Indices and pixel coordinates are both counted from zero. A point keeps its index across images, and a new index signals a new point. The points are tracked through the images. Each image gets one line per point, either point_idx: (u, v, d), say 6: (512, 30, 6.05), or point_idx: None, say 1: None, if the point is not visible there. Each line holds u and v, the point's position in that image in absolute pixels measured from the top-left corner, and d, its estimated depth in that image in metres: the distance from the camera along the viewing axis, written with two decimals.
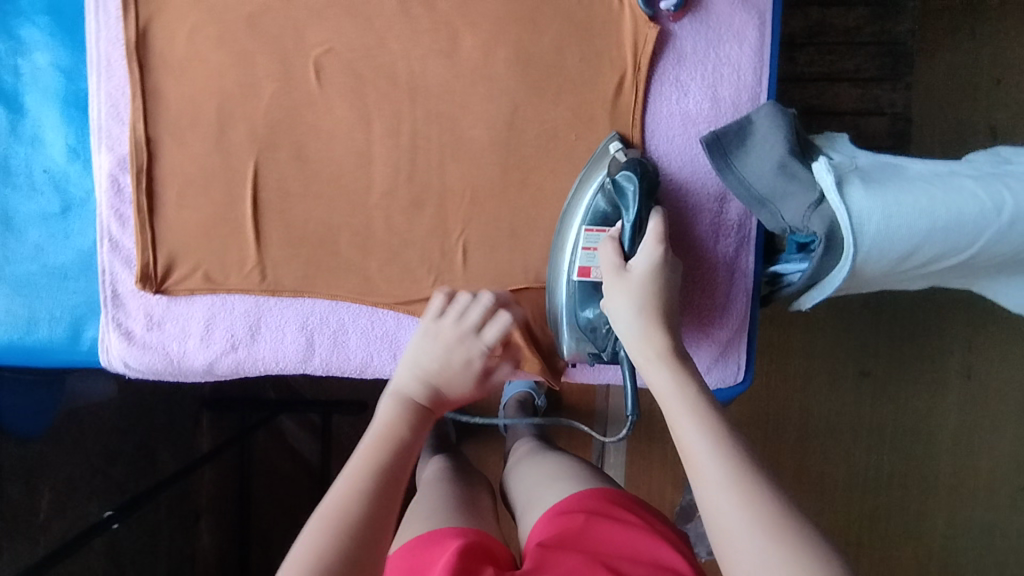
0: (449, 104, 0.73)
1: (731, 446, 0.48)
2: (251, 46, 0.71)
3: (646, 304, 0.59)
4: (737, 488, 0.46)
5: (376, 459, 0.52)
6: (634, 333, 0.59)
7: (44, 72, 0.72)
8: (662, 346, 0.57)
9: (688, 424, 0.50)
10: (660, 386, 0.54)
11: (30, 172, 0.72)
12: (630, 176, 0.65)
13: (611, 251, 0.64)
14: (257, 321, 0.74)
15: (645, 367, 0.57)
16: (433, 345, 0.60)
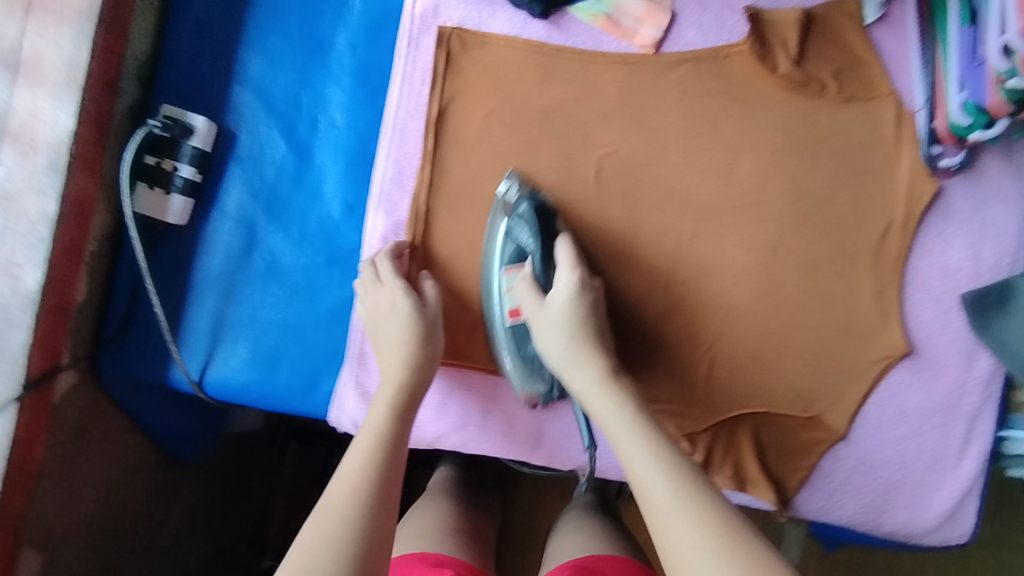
0: (716, 221, 0.75)
1: (668, 452, 0.55)
2: (541, 138, 0.74)
3: (584, 336, 0.65)
4: (680, 491, 0.52)
5: (371, 462, 0.57)
6: (573, 364, 0.64)
7: (338, 130, 0.75)
8: (598, 369, 0.63)
9: (631, 438, 0.57)
10: (608, 417, 0.60)
11: (304, 221, 0.75)
12: (526, 206, 0.70)
13: (529, 289, 0.68)
14: (493, 403, 0.75)
15: (586, 396, 0.63)
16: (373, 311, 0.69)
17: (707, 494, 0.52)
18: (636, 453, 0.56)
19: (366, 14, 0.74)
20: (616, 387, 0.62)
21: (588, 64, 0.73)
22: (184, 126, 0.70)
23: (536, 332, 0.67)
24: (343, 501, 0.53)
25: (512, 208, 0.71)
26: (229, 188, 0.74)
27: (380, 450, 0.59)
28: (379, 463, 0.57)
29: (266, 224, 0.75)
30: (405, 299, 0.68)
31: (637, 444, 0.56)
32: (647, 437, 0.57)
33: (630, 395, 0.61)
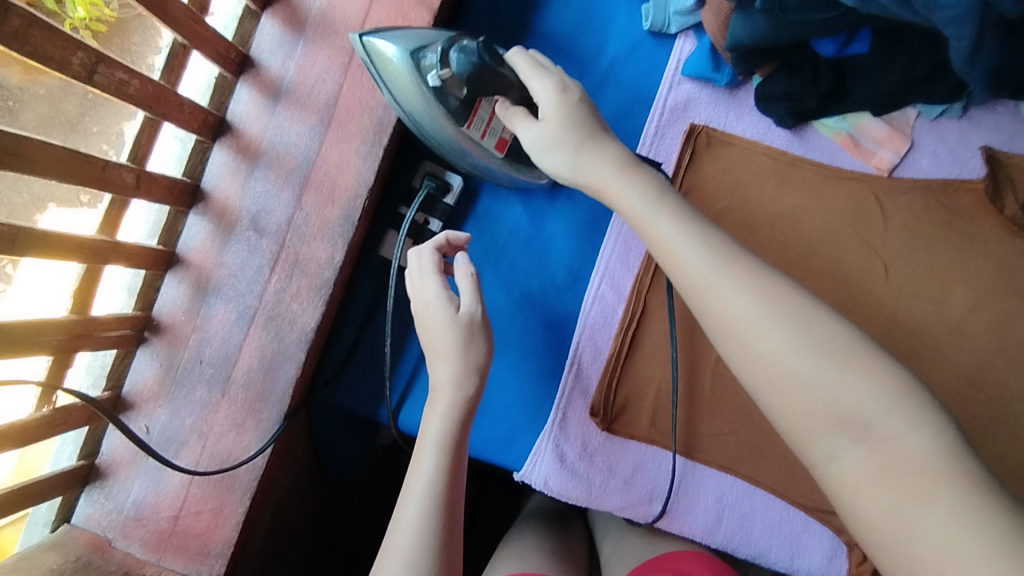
0: (919, 344, 0.78)
1: (804, 326, 0.47)
2: (766, 240, 0.77)
3: (623, 174, 0.56)
4: (781, 327, 0.47)
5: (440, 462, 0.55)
6: (682, 252, 0.52)
7: (575, 202, 0.78)
8: (682, 219, 0.53)
9: (755, 307, 0.48)
10: (731, 297, 0.49)
11: (527, 283, 0.78)
12: (460, 54, 0.59)
13: (522, 123, 0.61)
14: (678, 482, 0.78)
15: (695, 295, 0.51)
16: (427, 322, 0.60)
17: (881, 389, 0.44)
18: (802, 368, 0.45)
19: (619, 97, 0.78)
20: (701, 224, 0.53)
21: (822, 177, 0.77)
22: (444, 184, 0.73)
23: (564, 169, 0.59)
24: (412, 526, 0.51)
25: (456, 77, 0.59)
26: None
27: (448, 443, 0.56)
28: (436, 513, 0.52)
29: (489, 277, 0.78)
30: (438, 294, 0.59)
31: (768, 318, 0.47)
32: (783, 317, 0.47)
33: (776, 303, 0.48)
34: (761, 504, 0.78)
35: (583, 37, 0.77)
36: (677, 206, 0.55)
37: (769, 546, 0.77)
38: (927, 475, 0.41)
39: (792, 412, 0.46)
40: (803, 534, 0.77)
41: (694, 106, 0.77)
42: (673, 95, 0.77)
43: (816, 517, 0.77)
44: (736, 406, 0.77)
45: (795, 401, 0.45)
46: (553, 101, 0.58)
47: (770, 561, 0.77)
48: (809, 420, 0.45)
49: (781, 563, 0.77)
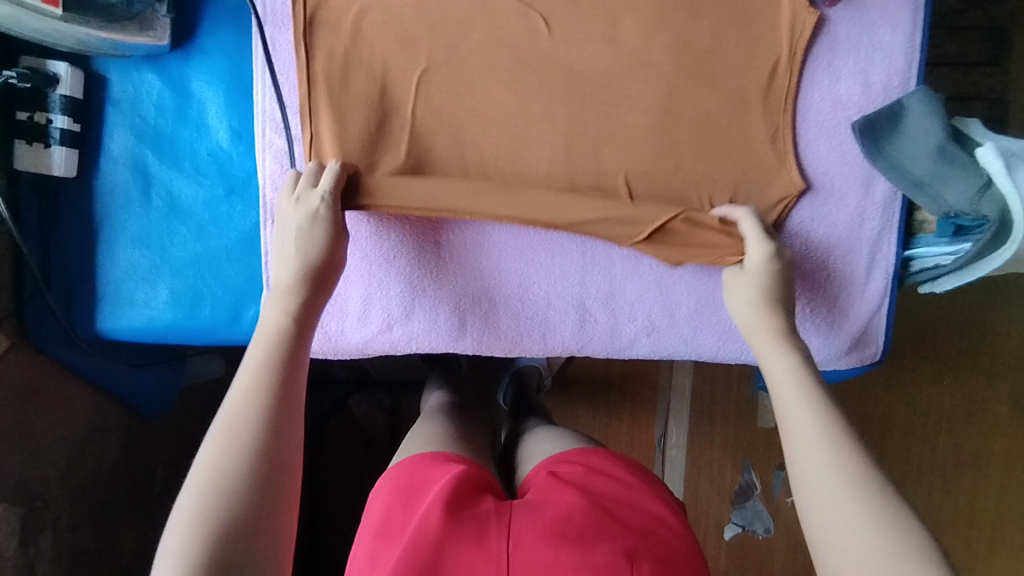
0: (605, 90, 0.75)
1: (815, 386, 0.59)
2: (415, 31, 0.73)
3: (771, 315, 0.66)
4: (833, 443, 0.54)
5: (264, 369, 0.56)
6: (762, 331, 0.65)
7: (210, 55, 0.73)
8: (777, 324, 0.65)
9: (781, 366, 0.61)
10: (779, 373, 0.61)
11: (195, 155, 0.74)
12: None
13: (752, 222, 0.71)
14: (413, 302, 0.77)
15: (762, 347, 0.64)
16: (285, 231, 0.65)
17: (852, 444, 0.54)
18: (788, 374, 0.60)
19: None
20: (776, 314, 0.66)
21: None
22: (46, 75, 0.68)
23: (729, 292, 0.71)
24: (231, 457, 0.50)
25: None
26: (112, 134, 0.73)
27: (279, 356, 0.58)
28: (252, 431, 0.52)
29: (154, 161, 0.74)
30: (292, 205, 0.66)
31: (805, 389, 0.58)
32: (804, 372, 0.60)
33: (804, 362, 0.61)
34: (501, 296, 0.77)
35: None
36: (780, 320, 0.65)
37: (519, 334, 0.78)
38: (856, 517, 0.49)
39: (791, 453, 0.56)
40: (550, 311, 0.78)
41: None
42: None
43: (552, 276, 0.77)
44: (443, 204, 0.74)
45: (786, 408, 0.58)
46: (759, 260, 0.69)
47: (525, 347, 0.79)
48: (849, 451, 0.53)
49: (536, 346, 0.79)
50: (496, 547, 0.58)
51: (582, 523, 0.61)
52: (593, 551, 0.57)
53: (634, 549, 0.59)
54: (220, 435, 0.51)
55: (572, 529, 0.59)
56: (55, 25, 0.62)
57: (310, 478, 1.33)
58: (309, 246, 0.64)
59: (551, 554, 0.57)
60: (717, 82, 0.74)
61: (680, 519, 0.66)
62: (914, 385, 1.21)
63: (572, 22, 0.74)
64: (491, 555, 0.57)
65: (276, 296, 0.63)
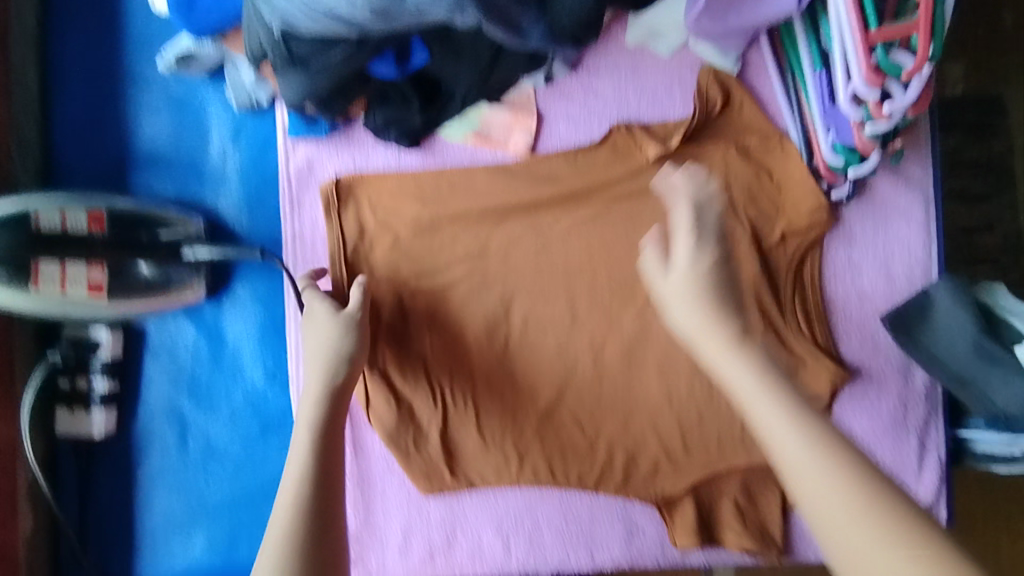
0: (626, 300, 0.76)
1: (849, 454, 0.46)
2: (440, 262, 0.75)
3: (716, 316, 0.59)
4: (815, 444, 0.47)
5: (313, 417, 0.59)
6: (750, 382, 0.53)
7: (244, 301, 0.75)
8: (758, 373, 0.53)
9: (745, 373, 0.54)
10: (793, 452, 0.47)
11: (231, 399, 0.75)
12: None
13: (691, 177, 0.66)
14: (454, 529, 0.76)
15: (750, 408, 0.51)
16: (315, 336, 0.65)
17: (834, 441, 0.47)
18: (794, 440, 0.48)
19: (243, 182, 0.76)
20: (756, 355, 0.55)
21: (469, 178, 0.75)
22: (89, 345, 0.71)
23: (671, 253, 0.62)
24: (279, 516, 0.51)
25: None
26: (150, 386, 0.75)
27: (322, 405, 0.60)
28: (304, 508, 0.51)
29: (191, 408, 0.75)
30: (325, 306, 0.66)
31: (825, 463, 0.46)
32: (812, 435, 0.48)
33: (793, 406, 0.50)
34: (543, 516, 0.76)
35: (186, 142, 0.75)
36: (765, 363, 0.55)
37: (565, 553, 0.76)
38: (851, 488, 0.44)
39: (807, 474, 0.46)
40: (594, 526, 0.76)
41: (318, 165, 0.75)
42: (293, 163, 0.75)
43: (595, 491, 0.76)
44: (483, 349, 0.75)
45: (770, 425, 0.50)
46: (683, 256, 0.62)
47: (571, 566, 0.76)
48: (808, 452, 0.47)
49: (582, 563, 0.76)
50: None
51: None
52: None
53: None
54: (281, 523, 0.50)
55: None
56: (101, 311, 0.66)
57: None
58: (331, 369, 0.62)
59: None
60: (737, 283, 0.75)
61: None
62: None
63: (590, 239, 0.76)
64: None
65: (306, 426, 0.58)
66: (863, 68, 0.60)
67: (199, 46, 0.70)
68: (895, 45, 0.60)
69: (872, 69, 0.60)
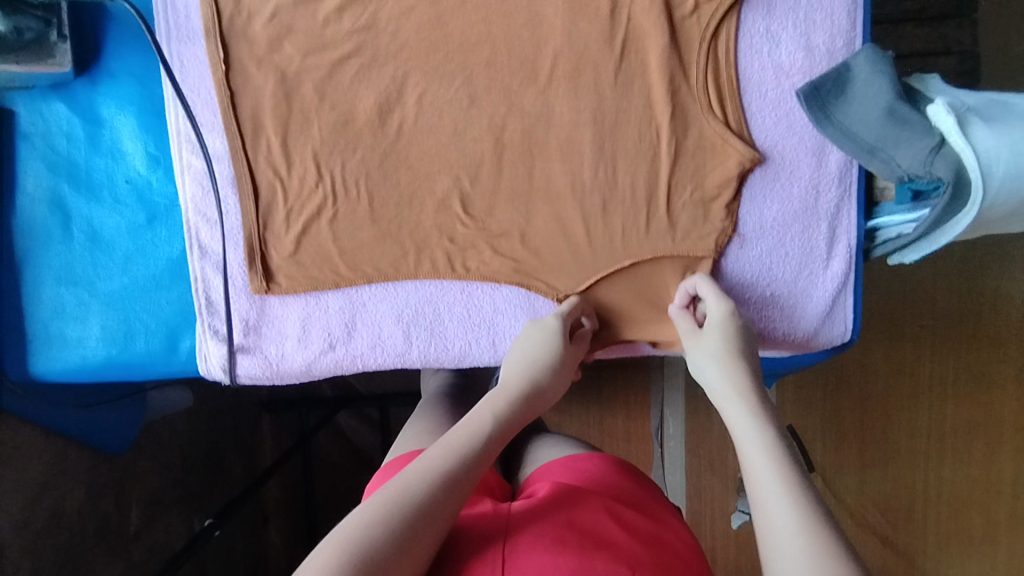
0: (527, 76, 0.71)
1: (809, 514, 0.44)
2: (324, 35, 0.69)
3: (773, 439, 0.51)
4: (788, 499, 0.45)
5: (478, 430, 0.56)
6: (743, 409, 0.55)
7: (117, 79, 0.70)
8: (768, 437, 0.51)
9: (755, 442, 0.51)
10: (772, 514, 0.45)
11: (113, 185, 0.72)
12: None
13: None
14: (353, 318, 0.74)
15: (760, 513, 0.46)
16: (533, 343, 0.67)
17: (812, 504, 0.45)
18: (778, 500, 0.46)
19: None
20: (774, 431, 0.52)
21: None
22: None
23: (689, 358, 0.66)
24: (398, 490, 0.48)
25: None
26: (26, 170, 0.71)
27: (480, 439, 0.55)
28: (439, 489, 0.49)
29: (72, 195, 0.71)
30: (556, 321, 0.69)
31: (789, 508, 0.45)
32: (799, 509, 0.45)
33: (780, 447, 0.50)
34: (445, 307, 0.74)
35: None
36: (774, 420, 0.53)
37: (468, 343, 0.74)
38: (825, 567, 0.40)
39: (770, 537, 0.44)
40: (498, 317, 0.74)
41: None
42: None
43: (502, 279, 0.73)
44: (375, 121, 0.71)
45: (757, 494, 0.47)
46: (718, 313, 0.66)
47: (474, 357, 0.75)
48: (778, 481, 0.47)
49: (486, 354, 0.75)
50: (493, 546, 0.51)
51: (585, 529, 0.53)
52: (596, 560, 0.49)
53: (641, 562, 0.51)
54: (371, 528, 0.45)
55: (572, 536, 0.52)
56: None
57: (303, 506, 1.26)
58: (517, 379, 0.63)
59: (551, 558, 0.49)
60: (647, 58, 0.70)
61: (691, 540, 0.58)
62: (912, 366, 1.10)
63: (489, 9, 0.69)
64: (486, 562, 0.50)
65: (489, 415, 0.58)
66: None
67: None
68: None
69: None
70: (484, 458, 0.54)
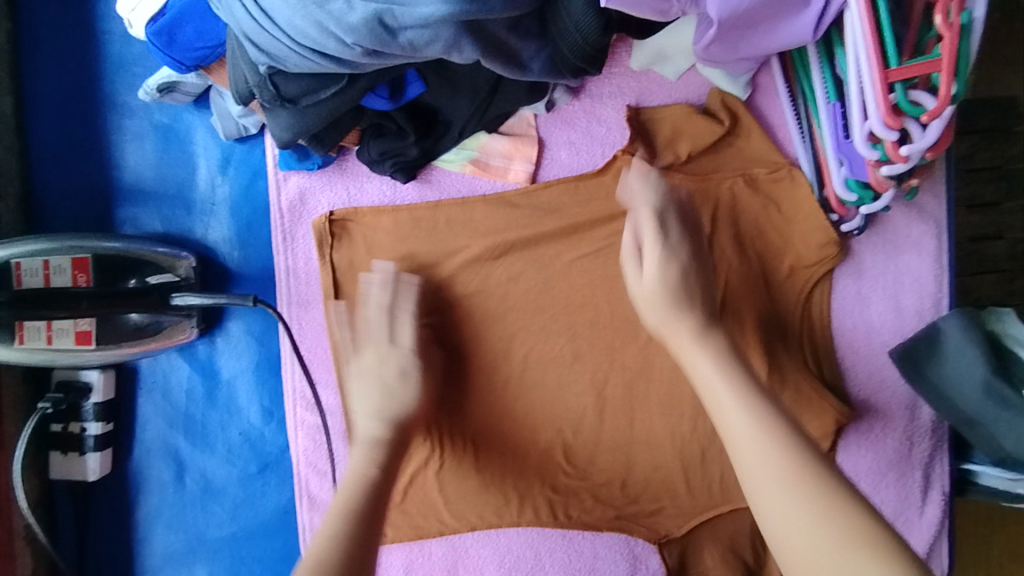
0: (627, 332, 0.74)
1: (761, 408, 0.48)
2: (437, 298, 0.73)
3: (761, 417, 0.47)
4: (799, 474, 0.44)
5: (349, 502, 0.51)
6: (716, 378, 0.51)
7: (238, 338, 0.73)
8: (742, 397, 0.49)
9: (696, 351, 0.54)
10: (779, 522, 0.43)
11: (226, 436, 0.73)
12: None
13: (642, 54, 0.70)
14: (455, 564, 0.75)
15: (763, 507, 0.44)
16: (371, 389, 0.59)
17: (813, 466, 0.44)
18: (778, 471, 0.44)
19: (233, 213, 0.73)
20: (737, 375, 0.51)
21: (466, 210, 0.72)
22: (80, 386, 0.68)
23: (631, 193, 0.61)
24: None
25: None
26: (143, 423, 0.73)
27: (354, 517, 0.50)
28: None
29: (186, 446, 0.73)
30: (376, 341, 0.62)
31: (783, 466, 0.44)
32: (741, 394, 0.49)
33: (761, 408, 0.48)
34: (546, 551, 0.75)
35: (171, 172, 0.72)
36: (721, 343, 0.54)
37: None
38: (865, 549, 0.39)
39: (795, 540, 0.42)
40: (598, 561, 0.75)
41: (311, 196, 0.72)
42: (284, 194, 0.72)
43: (606, 528, 0.74)
44: (481, 376, 0.73)
45: (777, 497, 0.44)
46: (654, 274, 0.58)
47: None
48: (767, 469, 0.45)
49: None
50: None
51: None
52: None
53: None
54: None
55: None
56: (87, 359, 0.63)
57: None
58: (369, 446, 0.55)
59: None
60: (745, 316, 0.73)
61: None
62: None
63: (593, 272, 0.73)
64: None
65: (356, 473, 0.53)
66: (881, 108, 0.56)
67: (182, 78, 0.66)
68: (912, 82, 0.57)
69: (889, 108, 0.56)
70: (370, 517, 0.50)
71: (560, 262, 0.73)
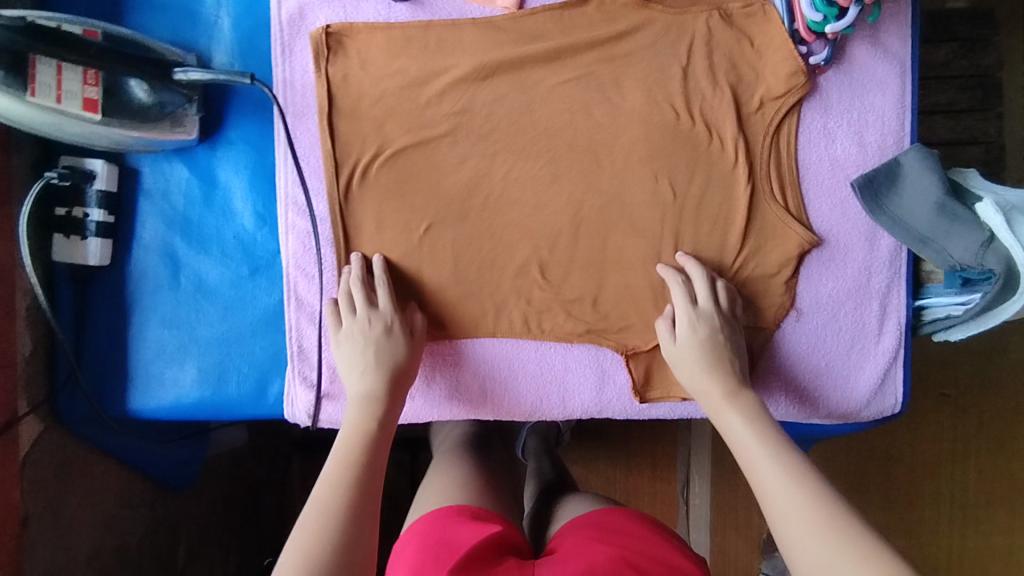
0: (604, 155, 0.77)
1: (767, 431, 0.65)
2: (425, 114, 0.77)
3: (768, 441, 0.63)
4: (795, 479, 0.59)
5: (347, 460, 0.64)
6: (739, 425, 0.66)
7: (234, 145, 0.77)
8: (750, 418, 0.67)
9: (722, 402, 0.70)
10: (787, 502, 0.58)
11: (222, 238, 0.78)
12: None
13: None
14: (433, 370, 0.79)
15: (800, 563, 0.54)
16: (354, 346, 0.72)
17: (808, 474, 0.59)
18: (793, 494, 0.57)
19: (236, 27, 0.77)
20: (753, 413, 0.67)
21: (455, 30, 0.77)
22: (84, 172, 0.73)
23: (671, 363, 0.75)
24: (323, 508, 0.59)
25: None
26: (142, 222, 0.77)
27: (355, 463, 0.64)
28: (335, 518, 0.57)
29: (182, 245, 0.77)
30: (358, 333, 0.73)
31: (790, 484, 0.58)
32: (750, 419, 0.67)
33: (768, 436, 0.64)
34: (520, 364, 0.79)
35: None
36: (751, 401, 0.69)
37: (540, 399, 0.79)
38: None
39: None
40: (570, 375, 0.79)
41: (309, 11, 0.76)
42: (284, 9, 0.76)
43: (577, 341, 0.78)
44: (463, 191, 0.77)
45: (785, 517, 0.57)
46: (686, 333, 0.73)
47: (546, 413, 0.79)
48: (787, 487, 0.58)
49: (556, 411, 0.79)
50: None
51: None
52: None
53: None
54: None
55: None
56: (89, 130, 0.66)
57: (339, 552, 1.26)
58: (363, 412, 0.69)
59: None
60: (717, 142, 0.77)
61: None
62: (936, 428, 1.14)
63: (573, 96, 0.77)
64: None
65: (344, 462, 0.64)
66: None
67: None
68: None
69: None
70: (374, 462, 0.65)
71: (542, 85, 0.77)
